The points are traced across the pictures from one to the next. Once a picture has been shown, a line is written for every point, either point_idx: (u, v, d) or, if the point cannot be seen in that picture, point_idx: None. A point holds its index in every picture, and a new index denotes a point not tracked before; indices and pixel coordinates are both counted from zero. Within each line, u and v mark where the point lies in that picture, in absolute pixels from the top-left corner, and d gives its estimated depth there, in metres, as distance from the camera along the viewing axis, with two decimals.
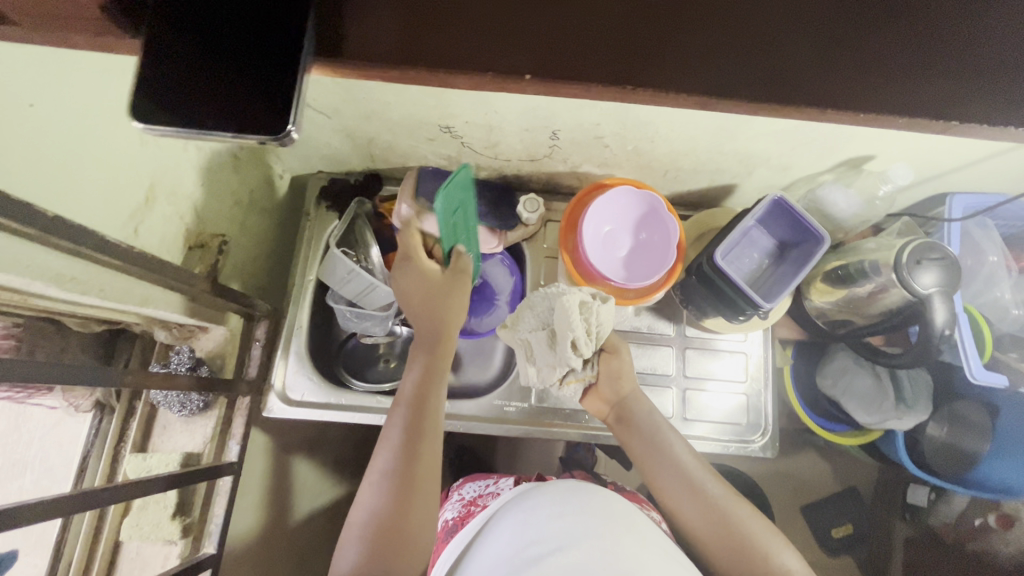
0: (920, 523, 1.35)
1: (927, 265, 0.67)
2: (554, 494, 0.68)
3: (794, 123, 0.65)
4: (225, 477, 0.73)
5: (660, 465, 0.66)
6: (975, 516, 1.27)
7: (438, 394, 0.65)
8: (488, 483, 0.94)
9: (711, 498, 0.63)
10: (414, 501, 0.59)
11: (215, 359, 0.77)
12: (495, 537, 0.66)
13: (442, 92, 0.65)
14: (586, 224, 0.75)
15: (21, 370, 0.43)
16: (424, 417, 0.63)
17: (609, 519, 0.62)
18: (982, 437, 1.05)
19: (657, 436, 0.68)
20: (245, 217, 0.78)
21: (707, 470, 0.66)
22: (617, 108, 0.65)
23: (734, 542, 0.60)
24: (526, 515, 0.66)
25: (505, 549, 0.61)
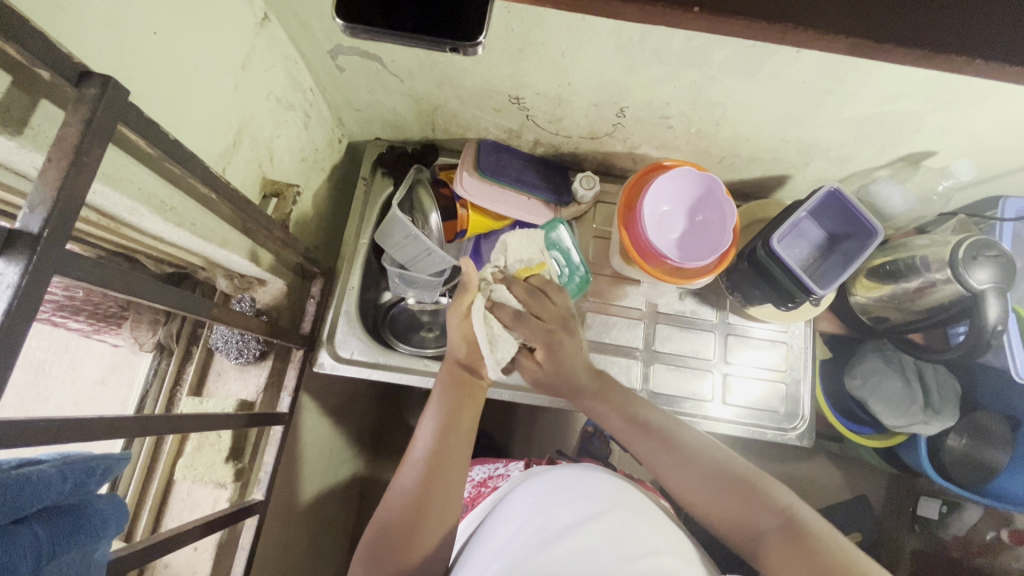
0: (929, 536, 1.34)
1: (983, 261, 0.69)
2: (559, 479, 0.66)
3: (867, 111, 0.66)
4: (276, 425, 0.74)
5: (630, 428, 0.63)
6: (987, 529, 1.24)
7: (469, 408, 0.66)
8: (498, 465, 0.94)
9: (686, 448, 0.59)
10: (433, 498, 0.58)
11: (272, 311, 0.78)
12: (503, 517, 0.65)
13: (522, 60, 0.66)
14: (646, 203, 0.76)
15: (148, 290, 0.44)
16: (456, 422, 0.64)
17: (618, 505, 0.61)
18: (1003, 449, 1.06)
19: (632, 404, 0.65)
20: (307, 174, 0.80)
21: (681, 424, 0.63)
22: (692, 86, 0.66)
23: (718, 479, 0.56)
24: (535, 497, 0.64)
25: (510, 532, 0.60)
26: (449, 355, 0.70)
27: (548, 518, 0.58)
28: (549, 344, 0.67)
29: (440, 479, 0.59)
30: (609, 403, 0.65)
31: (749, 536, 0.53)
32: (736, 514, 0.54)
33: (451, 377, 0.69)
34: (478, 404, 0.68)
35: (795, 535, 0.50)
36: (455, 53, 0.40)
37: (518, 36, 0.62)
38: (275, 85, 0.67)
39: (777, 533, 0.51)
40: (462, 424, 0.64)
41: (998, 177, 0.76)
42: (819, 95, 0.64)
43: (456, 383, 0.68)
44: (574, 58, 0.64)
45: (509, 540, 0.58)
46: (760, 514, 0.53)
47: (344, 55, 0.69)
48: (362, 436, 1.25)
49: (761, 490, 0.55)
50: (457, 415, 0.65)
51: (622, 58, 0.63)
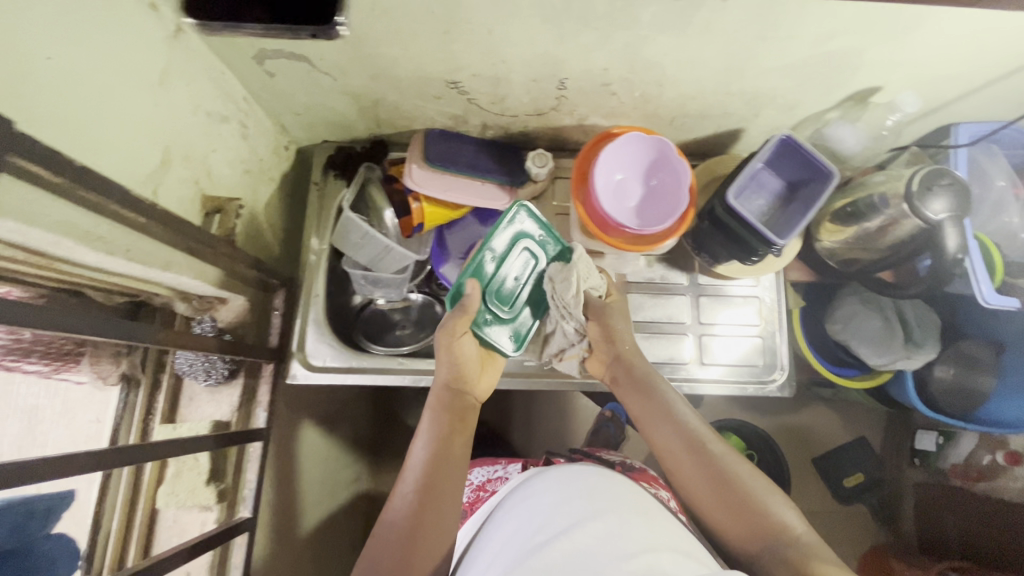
0: (931, 468, 1.38)
1: (938, 191, 0.68)
2: (564, 480, 0.65)
3: (806, 54, 0.65)
4: (254, 443, 0.74)
5: (658, 423, 0.67)
6: (985, 454, 1.28)
7: (460, 431, 0.66)
8: (496, 466, 0.95)
9: (712, 454, 0.63)
10: (426, 524, 0.58)
11: (236, 328, 0.76)
12: (500, 524, 0.64)
13: (450, 42, 0.64)
14: (598, 172, 0.75)
15: None
16: (447, 446, 0.64)
17: (618, 505, 0.59)
18: (988, 372, 1.10)
19: (655, 394, 0.70)
20: (255, 186, 0.79)
21: (699, 422, 0.67)
22: (627, 48, 0.65)
23: (724, 487, 0.60)
24: (531, 502, 0.63)
25: (505, 543, 0.59)
26: (440, 379, 0.70)
27: (543, 523, 0.57)
28: (603, 317, 0.76)
29: (433, 500, 0.59)
30: (648, 399, 0.69)
31: (752, 548, 0.57)
32: (740, 535, 0.58)
33: (443, 399, 0.69)
34: (469, 424, 0.68)
35: (794, 558, 0.53)
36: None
37: (440, 16, 0.60)
38: (202, 98, 0.65)
39: (779, 554, 0.55)
40: (455, 450, 0.64)
41: (948, 106, 0.75)
42: (755, 42, 0.63)
43: (450, 406, 0.68)
44: (502, 34, 0.62)
45: (505, 548, 0.57)
46: (766, 539, 0.57)
47: (270, 58, 0.67)
48: (359, 440, 1.25)
49: (767, 509, 0.58)
50: (449, 436, 0.65)
51: (549, 27, 0.61)
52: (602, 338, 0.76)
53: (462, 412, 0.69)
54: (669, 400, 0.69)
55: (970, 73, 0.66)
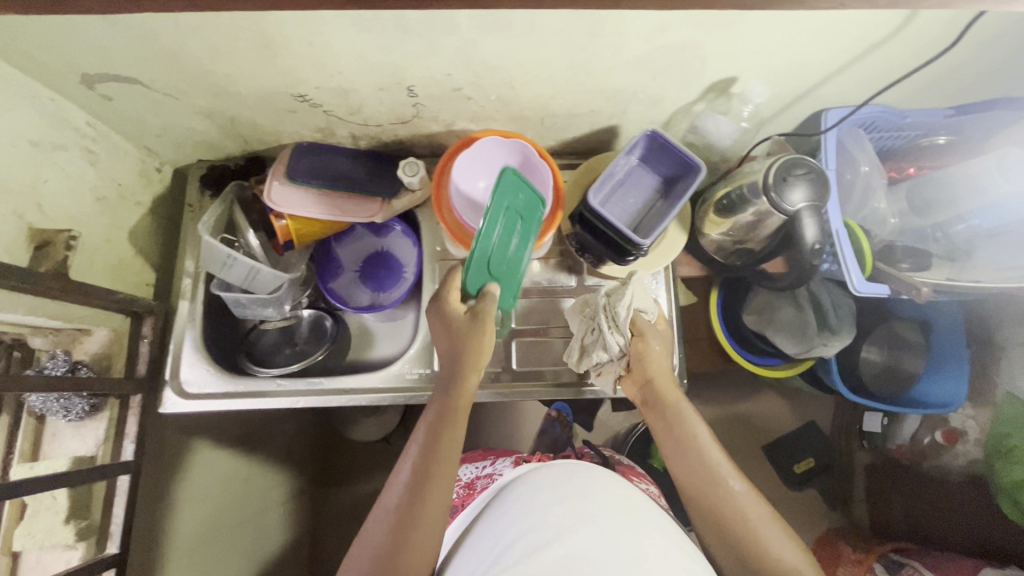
0: (878, 449, 1.39)
1: (794, 181, 0.67)
2: (555, 479, 0.70)
3: (644, 48, 0.63)
4: (119, 476, 0.72)
5: (688, 459, 0.68)
6: (926, 434, 1.28)
7: (459, 420, 0.66)
8: (485, 463, 0.93)
9: (730, 488, 0.65)
10: (423, 512, 0.59)
11: (100, 361, 0.74)
12: (496, 515, 0.69)
13: (274, 56, 0.62)
14: (459, 182, 0.73)
15: None
16: (443, 435, 0.64)
17: (605, 503, 0.66)
18: (915, 353, 1.19)
19: (678, 420, 0.71)
20: (114, 212, 0.77)
21: (720, 452, 0.68)
22: (459, 53, 0.63)
23: (728, 523, 0.64)
24: (525, 499, 0.68)
25: (501, 535, 0.64)
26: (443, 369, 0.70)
27: (538, 524, 0.62)
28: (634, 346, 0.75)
29: (429, 492, 0.60)
30: (682, 436, 0.69)
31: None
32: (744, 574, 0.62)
33: (444, 390, 0.68)
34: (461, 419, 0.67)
35: None
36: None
37: (251, 32, 0.58)
38: (25, 129, 0.63)
39: None
40: (452, 437, 0.64)
41: (812, 92, 0.73)
42: (586, 39, 0.61)
43: (448, 396, 0.68)
44: (325, 45, 0.60)
45: (496, 540, 0.64)
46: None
47: (99, 81, 0.65)
48: (289, 458, 1.24)
49: (767, 548, 0.61)
50: (440, 430, 0.65)
51: (369, 36, 0.59)
52: (635, 359, 0.75)
53: (462, 398, 0.68)
54: (691, 426, 0.70)
55: (816, 59, 0.65)
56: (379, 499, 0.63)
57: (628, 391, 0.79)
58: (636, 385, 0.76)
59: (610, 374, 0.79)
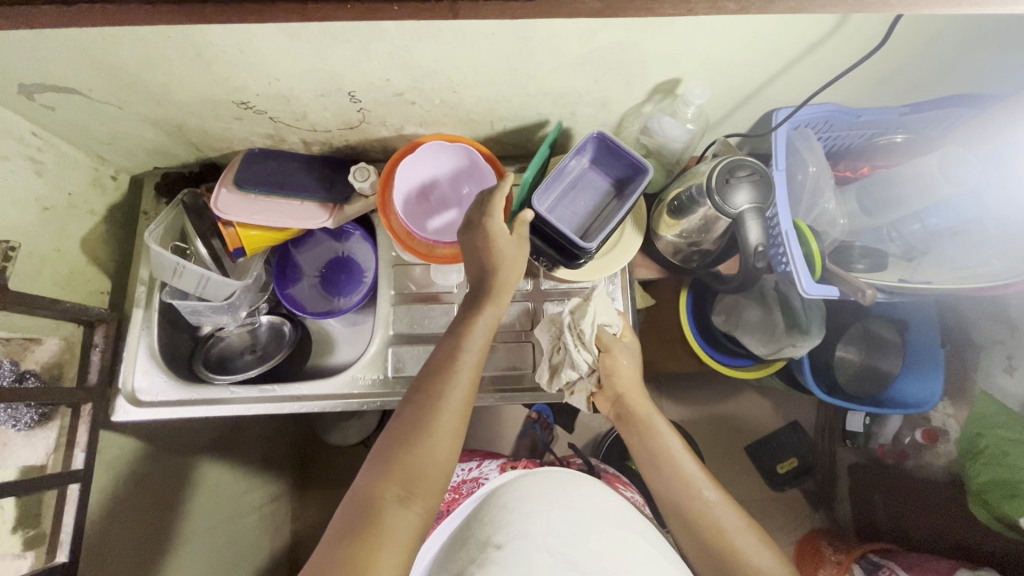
0: (863, 449, 1.38)
1: (737, 182, 0.66)
2: (549, 483, 0.69)
3: (580, 51, 0.62)
4: (69, 485, 0.72)
5: (662, 470, 0.70)
6: (907, 434, 1.26)
7: (482, 334, 0.64)
8: (472, 466, 0.93)
9: (706, 500, 0.67)
10: (436, 422, 0.58)
11: (50, 370, 0.74)
12: (480, 516, 0.68)
13: (207, 64, 0.62)
14: (403, 187, 0.73)
15: None
16: (462, 351, 0.62)
17: (600, 514, 0.66)
18: (894, 355, 1.18)
19: (653, 434, 0.73)
20: (64, 221, 0.77)
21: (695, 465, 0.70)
22: (394, 58, 0.63)
23: (704, 532, 0.65)
24: (510, 499, 0.67)
25: (488, 536, 0.63)
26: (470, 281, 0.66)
27: (527, 530, 0.62)
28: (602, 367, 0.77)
29: (449, 409, 0.59)
30: (656, 448, 0.72)
31: None
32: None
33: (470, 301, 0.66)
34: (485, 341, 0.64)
35: None
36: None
37: (180, 41, 0.58)
38: None
39: None
40: (473, 351, 0.63)
41: (761, 92, 0.72)
42: (520, 43, 0.60)
43: (474, 307, 0.65)
44: (256, 53, 0.60)
45: (488, 538, 0.63)
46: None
47: (38, 91, 0.65)
48: (266, 462, 1.24)
49: (742, 557, 0.63)
50: (465, 343, 0.63)
51: (300, 43, 0.59)
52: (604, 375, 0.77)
53: (488, 311, 0.64)
54: (666, 440, 0.72)
55: (756, 59, 0.64)
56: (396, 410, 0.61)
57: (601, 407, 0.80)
58: (608, 400, 0.79)
59: (582, 392, 0.79)
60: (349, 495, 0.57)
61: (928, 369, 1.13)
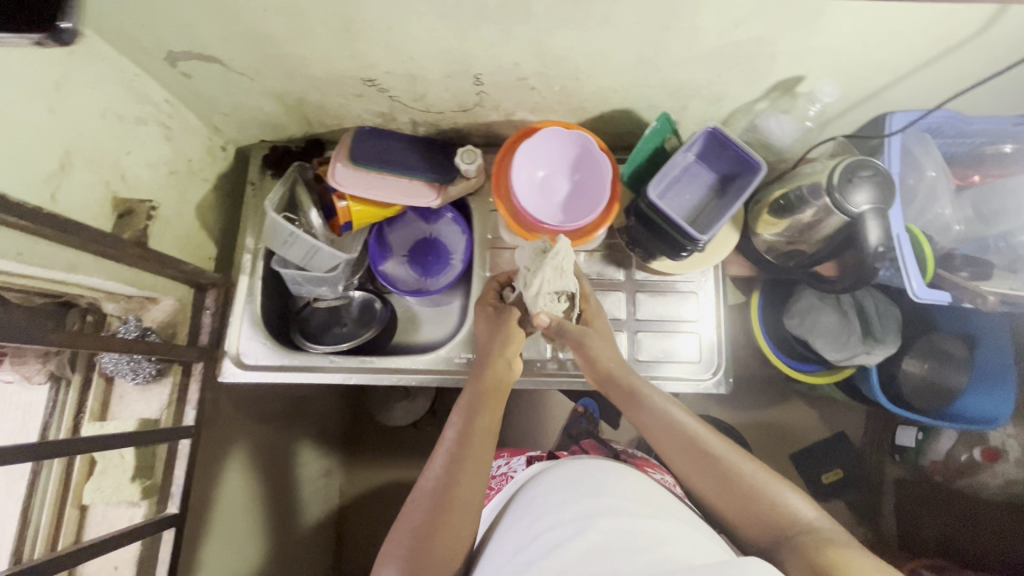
0: (912, 465, 1.36)
1: (859, 182, 0.66)
2: (573, 478, 0.65)
3: (714, 44, 0.63)
4: (181, 439, 0.75)
5: (666, 434, 0.67)
6: (963, 451, 1.28)
7: (490, 416, 0.67)
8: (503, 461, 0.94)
9: (716, 450, 0.64)
10: (454, 506, 0.59)
11: (166, 328, 0.77)
12: (513, 518, 0.63)
13: (351, 39, 0.64)
14: (519, 171, 0.75)
15: None
16: (475, 429, 0.65)
17: (638, 502, 0.60)
18: (960, 369, 1.15)
19: (644, 396, 0.70)
20: (185, 186, 0.80)
21: (691, 416, 0.68)
22: (532, 42, 0.64)
23: (722, 478, 0.62)
24: (543, 495, 0.64)
25: (521, 535, 0.58)
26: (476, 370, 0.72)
27: (552, 520, 0.57)
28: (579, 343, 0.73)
29: (463, 483, 0.60)
30: (652, 411, 0.68)
31: (761, 532, 0.59)
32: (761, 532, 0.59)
33: (477, 385, 0.70)
34: (497, 414, 0.68)
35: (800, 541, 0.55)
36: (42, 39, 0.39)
37: (336, 16, 0.60)
38: (112, 101, 0.65)
39: (787, 539, 0.56)
40: (483, 426, 0.65)
41: (880, 94, 0.72)
42: (659, 32, 0.61)
43: (480, 390, 0.69)
44: (402, 31, 0.62)
45: (515, 543, 0.58)
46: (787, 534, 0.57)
47: (182, 59, 0.68)
48: (322, 437, 1.26)
49: (765, 494, 0.60)
50: (480, 409, 0.67)
51: (447, 23, 0.61)
52: (578, 346, 0.74)
53: (493, 407, 0.68)
54: (657, 399, 0.69)
55: (888, 60, 0.64)
56: (412, 490, 0.62)
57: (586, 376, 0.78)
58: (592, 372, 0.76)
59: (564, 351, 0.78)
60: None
61: (997, 386, 1.11)
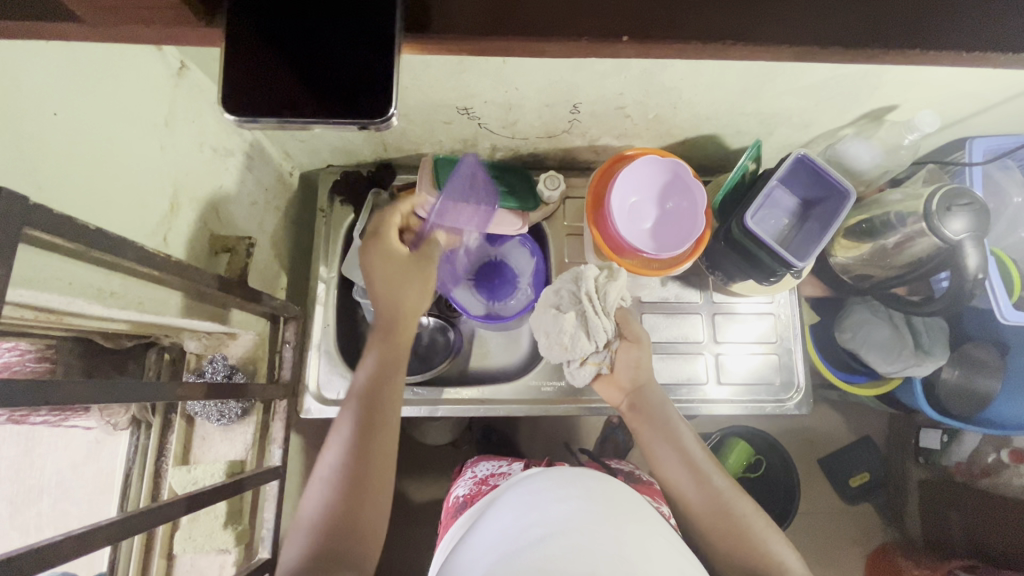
0: (935, 465, 1.25)
1: (957, 210, 0.68)
2: (557, 480, 0.62)
3: (824, 77, 0.64)
4: (271, 482, 0.72)
5: (672, 458, 0.66)
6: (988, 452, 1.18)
7: (390, 395, 0.61)
8: (502, 461, 0.88)
9: (718, 487, 0.63)
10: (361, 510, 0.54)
11: (247, 365, 0.75)
12: (488, 521, 0.60)
13: (461, 72, 0.62)
14: (613, 198, 0.74)
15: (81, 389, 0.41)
16: (371, 420, 0.59)
17: (613, 509, 0.56)
18: (995, 375, 1.01)
19: (666, 422, 0.69)
20: (263, 216, 0.77)
21: (703, 450, 0.68)
22: (643, 74, 0.63)
23: (721, 514, 0.61)
24: (525, 497, 0.60)
25: (492, 536, 0.55)
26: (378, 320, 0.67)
27: (533, 521, 0.54)
28: (630, 347, 0.73)
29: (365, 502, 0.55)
30: (664, 432, 0.68)
31: None
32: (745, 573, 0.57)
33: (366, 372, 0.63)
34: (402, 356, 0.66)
35: None
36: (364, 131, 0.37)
37: None
38: (208, 134, 0.62)
39: None
40: (381, 428, 0.59)
41: (965, 120, 0.74)
42: (774, 67, 0.62)
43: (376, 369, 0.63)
44: (517, 64, 0.61)
45: (486, 548, 0.53)
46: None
47: None
48: None
49: (762, 544, 0.58)
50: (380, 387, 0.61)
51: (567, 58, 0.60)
52: (626, 365, 0.73)
53: (389, 385, 0.62)
54: (672, 426, 0.69)
55: (986, 91, 0.66)
56: (308, 489, 0.56)
57: (607, 392, 0.77)
58: (619, 389, 0.75)
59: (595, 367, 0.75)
60: (288, 560, 0.51)
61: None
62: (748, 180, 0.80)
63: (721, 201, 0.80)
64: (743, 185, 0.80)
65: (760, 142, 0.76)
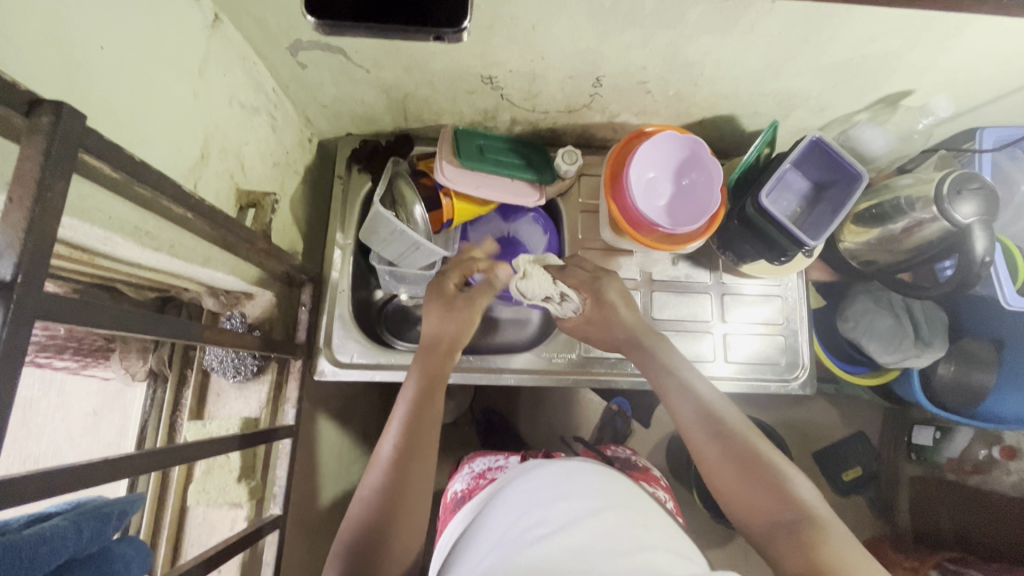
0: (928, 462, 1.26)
1: (967, 195, 0.70)
2: (555, 475, 0.62)
3: (845, 57, 0.65)
4: (284, 439, 0.73)
5: (684, 402, 0.64)
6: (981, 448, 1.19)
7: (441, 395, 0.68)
8: (499, 457, 0.89)
9: (733, 428, 0.61)
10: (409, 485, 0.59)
11: (264, 324, 0.76)
12: (497, 512, 0.60)
13: (489, 37, 0.63)
14: (631, 172, 0.75)
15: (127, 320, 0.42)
16: (428, 402, 0.66)
17: (615, 503, 0.57)
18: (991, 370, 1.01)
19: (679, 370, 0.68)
20: (284, 178, 0.78)
21: (717, 393, 0.65)
22: (667, 47, 0.64)
23: (738, 457, 0.58)
24: (529, 490, 0.60)
25: (503, 526, 0.56)
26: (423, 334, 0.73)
27: (538, 515, 0.54)
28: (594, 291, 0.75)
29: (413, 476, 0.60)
30: (699, 414, 0.62)
31: (767, 527, 0.54)
32: (789, 554, 0.50)
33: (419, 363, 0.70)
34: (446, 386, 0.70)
35: (804, 533, 0.51)
36: (441, 41, 0.47)
37: (486, 13, 0.58)
38: (236, 89, 0.63)
39: (790, 530, 0.52)
40: (431, 409, 0.66)
41: (979, 107, 0.75)
42: (797, 44, 0.63)
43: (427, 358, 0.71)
44: (546, 30, 0.61)
45: (492, 544, 0.54)
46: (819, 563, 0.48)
47: (304, 50, 0.65)
48: None
49: (785, 484, 0.56)
50: (425, 397, 0.66)
51: (596, 26, 0.61)
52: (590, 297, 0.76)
53: (439, 392, 0.68)
54: (681, 375, 0.67)
55: (1001, 77, 0.68)
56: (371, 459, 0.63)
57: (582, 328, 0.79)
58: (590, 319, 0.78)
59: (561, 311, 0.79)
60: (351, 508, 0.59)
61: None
62: (765, 159, 0.80)
63: (736, 178, 0.82)
64: (759, 164, 0.80)
65: (776, 123, 0.77)
